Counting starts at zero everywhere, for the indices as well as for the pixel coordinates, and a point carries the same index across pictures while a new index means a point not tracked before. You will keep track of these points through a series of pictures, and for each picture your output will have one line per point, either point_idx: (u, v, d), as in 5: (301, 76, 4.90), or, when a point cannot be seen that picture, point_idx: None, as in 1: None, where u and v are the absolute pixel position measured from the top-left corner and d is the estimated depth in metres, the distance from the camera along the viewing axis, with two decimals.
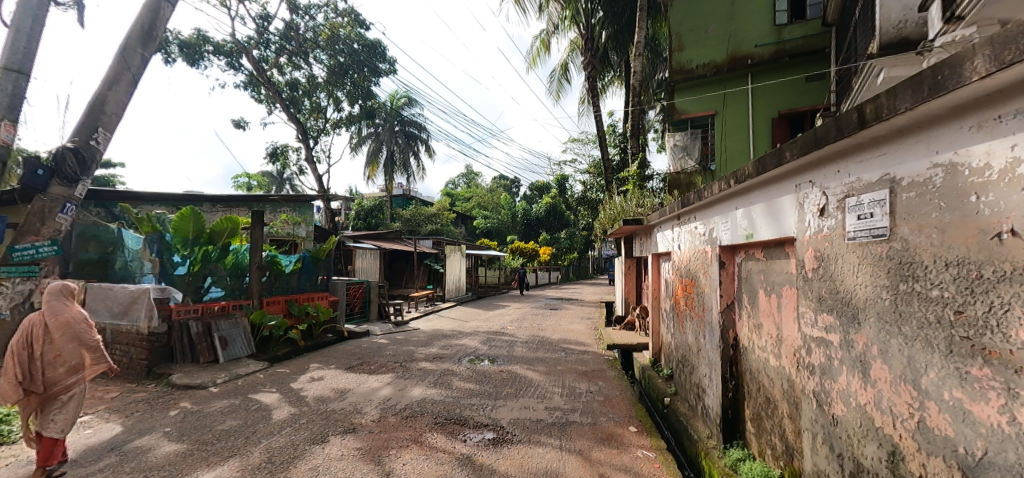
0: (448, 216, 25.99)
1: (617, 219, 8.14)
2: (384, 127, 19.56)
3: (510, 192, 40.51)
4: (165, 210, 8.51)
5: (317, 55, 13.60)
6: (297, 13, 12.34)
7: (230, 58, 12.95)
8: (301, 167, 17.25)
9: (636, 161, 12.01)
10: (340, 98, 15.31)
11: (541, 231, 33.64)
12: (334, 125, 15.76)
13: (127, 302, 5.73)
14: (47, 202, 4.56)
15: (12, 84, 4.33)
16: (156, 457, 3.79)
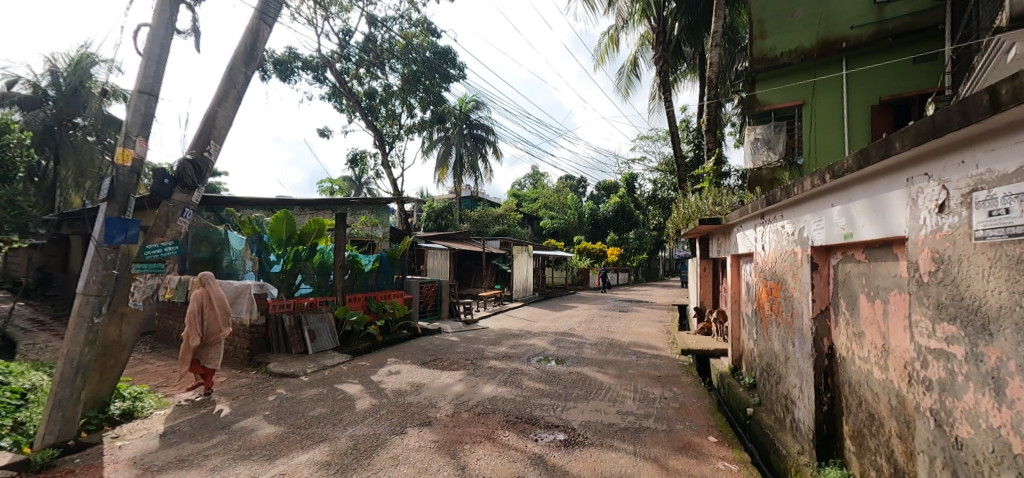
0: (516, 217, 26.28)
1: (692, 218, 7.74)
2: (454, 130, 20.13)
3: (575, 192, 40.24)
4: (262, 213, 9.36)
5: (393, 65, 14.37)
6: (376, 26, 13.05)
7: (316, 72, 13.97)
8: (378, 171, 18.28)
9: (712, 157, 11.35)
10: (413, 104, 15.95)
11: (609, 231, 33.05)
12: (408, 130, 16.49)
13: (232, 296, 6.23)
14: (170, 207, 4.39)
15: (145, 106, 4.12)
16: (258, 437, 4.20)
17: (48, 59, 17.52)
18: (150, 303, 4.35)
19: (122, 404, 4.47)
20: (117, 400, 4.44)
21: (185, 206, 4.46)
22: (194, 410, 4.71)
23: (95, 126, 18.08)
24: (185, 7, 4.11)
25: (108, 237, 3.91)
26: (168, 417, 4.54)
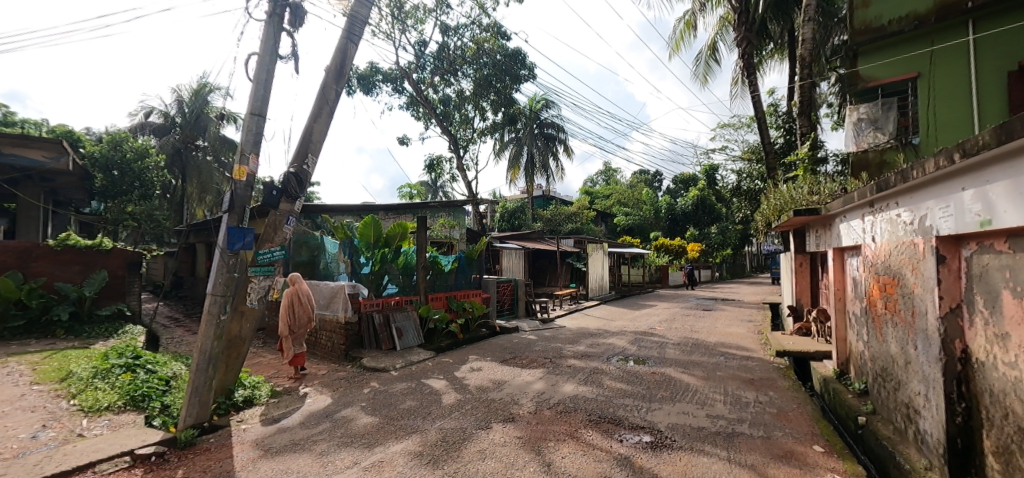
0: (589, 214, 25.96)
1: (784, 210, 7.18)
2: (525, 131, 20.22)
3: (650, 187, 39.03)
4: (352, 219, 10.07)
5: (465, 71, 14.93)
6: (449, 35, 13.59)
7: (395, 83, 14.78)
8: (453, 175, 18.94)
9: (806, 143, 10.41)
10: (485, 108, 16.29)
11: (688, 226, 31.79)
12: (480, 134, 16.92)
13: (330, 295, 6.98)
14: (277, 215, 4.84)
15: (256, 126, 4.55)
16: (357, 426, 4.53)
17: (178, 91, 20.36)
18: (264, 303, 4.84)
19: (245, 391, 5.06)
20: (240, 388, 5.04)
21: (288, 215, 4.91)
22: (301, 399, 5.20)
23: (215, 146, 20.62)
24: (286, 33, 4.51)
25: (230, 244, 4.34)
26: (282, 404, 5.05)
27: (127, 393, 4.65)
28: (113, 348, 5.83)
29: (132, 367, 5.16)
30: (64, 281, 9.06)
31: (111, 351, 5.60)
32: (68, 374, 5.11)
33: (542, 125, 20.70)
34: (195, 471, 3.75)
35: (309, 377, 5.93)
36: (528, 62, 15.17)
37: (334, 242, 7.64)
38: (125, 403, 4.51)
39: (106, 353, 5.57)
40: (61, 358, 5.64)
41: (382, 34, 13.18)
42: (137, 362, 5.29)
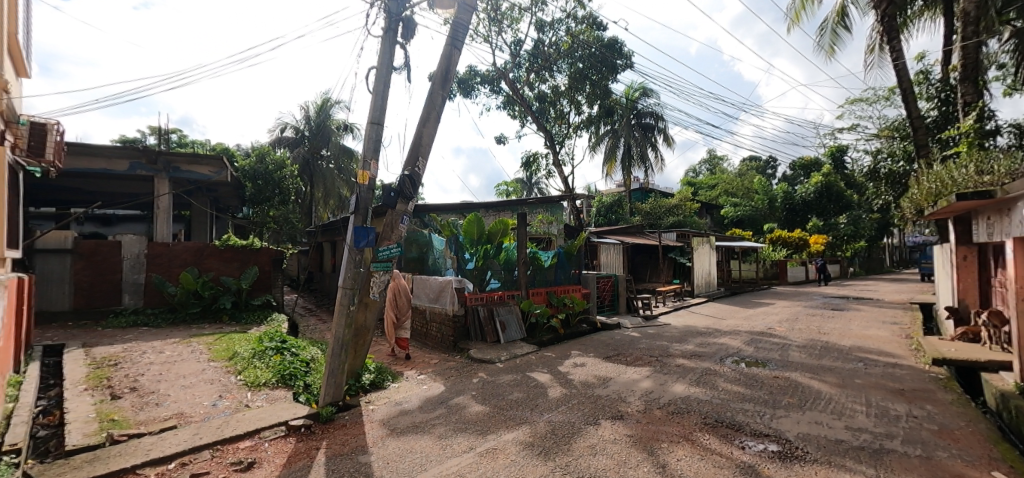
0: (693, 207, 24.60)
1: (944, 195, 6.18)
2: (622, 123, 19.58)
3: (760, 174, 35.87)
4: (456, 217, 10.72)
5: (560, 67, 15.09)
6: (545, 31, 13.79)
7: (492, 84, 15.25)
8: (549, 171, 19.04)
9: (972, 114, 8.83)
10: (581, 102, 16.17)
11: (810, 217, 29.15)
12: (576, 128, 16.85)
13: (439, 289, 7.44)
14: (394, 215, 5.20)
15: (375, 133, 4.93)
16: (471, 414, 4.79)
17: (305, 108, 22.88)
18: (384, 295, 5.25)
19: (371, 376, 5.61)
20: (367, 372, 5.61)
21: (403, 214, 5.25)
22: (419, 385, 5.62)
23: (336, 155, 22.92)
24: (400, 46, 4.84)
25: (356, 242, 4.75)
26: (402, 389, 5.50)
27: (278, 372, 5.40)
28: (265, 332, 6.84)
29: (281, 350, 6.02)
30: (227, 275, 10.73)
31: (264, 335, 6.57)
32: (233, 353, 6.09)
33: (639, 115, 20.07)
34: (336, 444, 4.25)
35: (423, 365, 6.40)
36: (624, 50, 14.81)
37: (440, 238, 8.06)
38: (278, 380, 5.24)
39: (261, 337, 6.54)
40: (227, 340, 6.75)
41: (480, 38, 13.74)
42: (284, 345, 6.15)
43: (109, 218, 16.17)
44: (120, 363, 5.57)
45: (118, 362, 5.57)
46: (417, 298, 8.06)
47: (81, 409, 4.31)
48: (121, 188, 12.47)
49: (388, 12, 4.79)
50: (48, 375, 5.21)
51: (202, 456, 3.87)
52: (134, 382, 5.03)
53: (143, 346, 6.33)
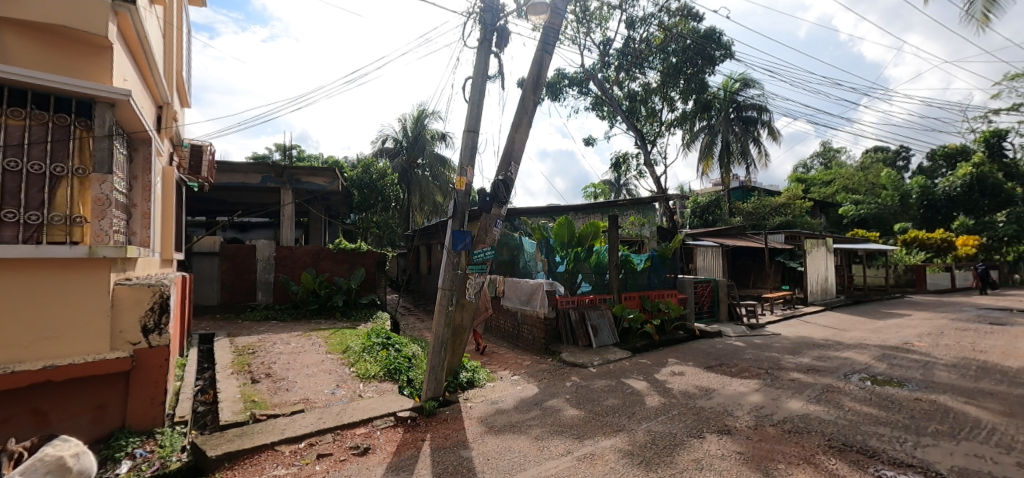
0: (803, 205, 22.48)
1: None
2: (718, 118, 18.58)
3: (886, 167, 31.70)
4: (545, 220, 11.01)
5: (652, 63, 14.70)
6: (635, 27, 13.56)
7: (581, 86, 15.21)
8: (640, 171, 18.56)
9: None
10: (674, 98, 15.63)
11: (956, 214, 25.49)
12: (669, 126, 16.31)
13: (530, 292, 7.69)
14: (487, 219, 5.34)
15: (471, 141, 5.12)
16: (566, 417, 4.82)
17: (403, 119, 24.54)
18: (479, 296, 5.41)
19: (468, 374, 5.86)
20: (463, 370, 5.87)
21: (496, 219, 5.36)
22: (513, 386, 5.77)
23: (431, 164, 24.33)
24: (494, 55, 5.01)
25: (455, 245, 4.99)
26: (498, 388, 5.70)
27: (385, 366, 5.85)
28: (371, 329, 7.44)
29: (387, 345, 6.55)
30: (339, 275, 11.85)
31: (371, 332, 7.17)
32: (346, 347, 6.71)
33: (740, 109, 19.06)
34: (439, 437, 4.50)
35: (517, 366, 6.56)
36: (723, 40, 14.11)
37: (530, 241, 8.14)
38: (385, 373, 5.67)
39: (368, 333, 7.14)
40: (341, 335, 7.47)
41: (568, 41, 13.83)
42: (390, 341, 6.68)
43: (245, 225, 18.59)
44: (257, 351, 6.41)
45: (255, 350, 6.41)
46: (510, 301, 8.38)
47: (230, 389, 5.02)
48: (255, 200, 14.35)
49: (483, 23, 4.97)
50: (204, 359, 6.18)
51: (326, 438, 4.36)
52: (268, 369, 5.75)
53: (274, 337, 7.22)
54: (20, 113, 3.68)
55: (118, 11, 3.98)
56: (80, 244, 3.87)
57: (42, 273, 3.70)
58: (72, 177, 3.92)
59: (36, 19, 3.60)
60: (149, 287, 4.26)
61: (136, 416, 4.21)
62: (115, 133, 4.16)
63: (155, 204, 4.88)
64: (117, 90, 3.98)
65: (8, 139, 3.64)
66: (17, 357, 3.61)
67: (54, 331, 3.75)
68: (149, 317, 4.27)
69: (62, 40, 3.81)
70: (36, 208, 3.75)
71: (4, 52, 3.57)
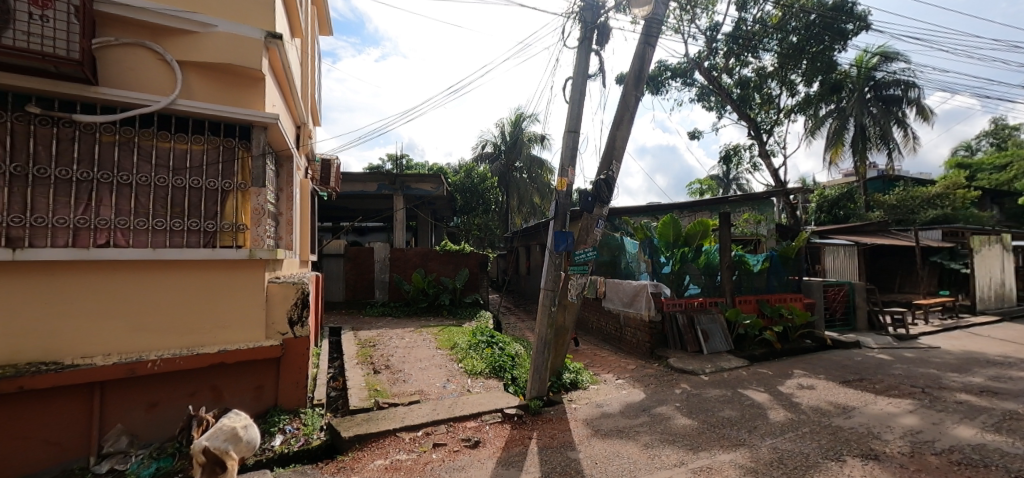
0: (964, 195, 19.02)
1: None
2: (851, 98, 16.47)
3: None
4: (648, 219, 11.02)
5: (767, 45, 13.56)
6: (748, 9, 12.68)
7: (685, 77, 14.45)
8: (755, 164, 17.15)
9: None
10: (795, 82, 14.52)
11: None
12: (789, 113, 15.01)
13: (633, 293, 7.88)
14: (589, 220, 5.32)
15: (572, 141, 5.14)
16: (678, 426, 4.62)
17: (501, 124, 25.25)
18: (582, 296, 5.39)
19: (571, 375, 5.88)
20: (566, 371, 5.91)
21: (598, 218, 5.31)
22: (618, 390, 5.72)
23: (529, 166, 24.64)
24: (595, 53, 4.98)
25: (556, 245, 5.05)
26: (602, 391, 5.69)
27: (490, 364, 6.10)
28: (476, 327, 7.84)
29: (491, 343, 6.84)
30: (446, 275, 12.64)
31: (476, 331, 7.54)
32: (453, 344, 7.11)
33: (879, 87, 16.72)
34: (546, 436, 4.56)
35: (621, 371, 6.47)
36: (856, 11, 12.48)
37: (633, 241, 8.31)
38: (490, 371, 5.91)
39: (473, 331, 7.52)
40: (447, 332, 7.95)
41: (672, 30, 13.31)
42: (494, 340, 6.96)
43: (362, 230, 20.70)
44: (376, 344, 7.06)
45: (375, 344, 7.05)
46: (612, 302, 8.62)
47: (357, 378, 5.60)
48: (372, 206, 15.90)
49: (583, 22, 4.94)
50: (335, 349, 6.99)
51: (441, 429, 4.63)
52: (387, 361, 6.30)
53: (391, 332, 7.91)
54: (201, 139, 4.46)
55: (269, 47, 4.65)
56: (243, 247, 4.57)
57: (217, 272, 4.42)
58: (236, 191, 4.62)
59: (210, 60, 4.31)
60: (293, 284, 4.87)
61: (285, 397, 4.79)
62: (266, 151, 4.82)
63: (295, 212, 5.59)
64: (267, 115, 4.63)
65: (192, 162, 4.42)
66: (201, 341, 4.37)
67: (226, 321, 4.48)
68: (294, 310, 4.86)
69: (226, 75, 4.50)
70: (212, 218, 4.51)
71: (189, 89, 4.33)
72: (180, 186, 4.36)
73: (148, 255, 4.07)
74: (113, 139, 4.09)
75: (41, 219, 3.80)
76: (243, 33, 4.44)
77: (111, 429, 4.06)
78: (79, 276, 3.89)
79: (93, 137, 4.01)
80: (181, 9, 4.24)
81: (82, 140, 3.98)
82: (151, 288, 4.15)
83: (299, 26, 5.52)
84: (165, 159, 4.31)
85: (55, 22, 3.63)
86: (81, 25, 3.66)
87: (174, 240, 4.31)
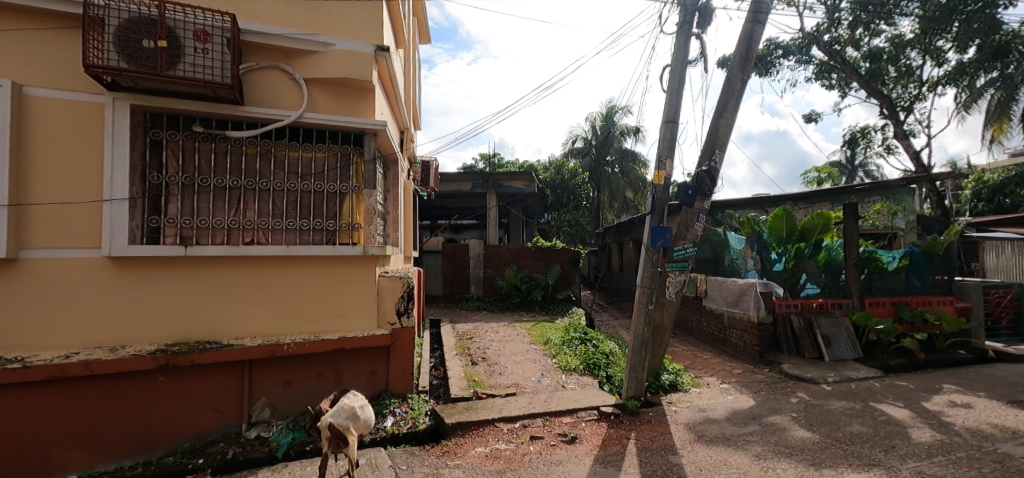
0: None
1: None
2: None
3: None
4: (756, 212, 10.58)
5: (906, 8, 11.81)
6: None
7: (800, 54, 13.11)
8: (888, 147, 14.99)
9: None
10: (943, 47, 12.65)
11: None
12: (934, 85, 12.92)
13: (738, 293, 7.66)
14: (688, 214, 5.08)
15: (670, 132, 4.93)
16: (795, 438, 4.22)
17: (592, 119, 25.05)
18: (681, 295, 5.14)
19: (670, 377, 5.67)
20: (665, 372, 5.71)
21: (698, 212, 5.05)
22: (723, 395, 5.41)
23: (620, 160, 24.38)
24: (696, 37, 4.74)
25: (654, 241, 4.85)
26: (705, 395, 5.41)
27: (584, 361, 6.08)
28: (568, 324, 7.90)
29: (584, 340, 6.83)
30: (538, 272, 12.87)
31: (568, 327, 7.60)
32: (546, 339, 7.23)
33: None
34: (644, 437, 4.42)
35: (727, 375, 6.12)
36: None
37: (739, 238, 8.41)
38: (584, 368, 5.89)
39: (566, 328, 7.58)
40: (541, 327, 8.10)
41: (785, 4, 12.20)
42: (587, 337, 6.94)
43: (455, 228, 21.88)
44: (473, 337, 7.41)
45: (472, 336, 7.41)
46: (715, 302, 8.46)
47: (456, 369, 5.91)
48: (467, 205, 16.68)
49: (682, 5, 4.68)
50: (436, 340, 7.46)
51: (537, 422, 4.70)
52: (484, 353, 6.57)
53: (486, 326, 8.25)
54: (323, 147, 4.95)
55: (378, 59, 5.03)
56: (358, 244, 5.01)
57: (337, 266, 4.91)
58: (352, 194, 5.07)
59: (328, 76, 4.78)
60: (400, 278, 5.24)
61: (395, 382, 5.14)
62: (376, 156, 5.21)
63: (400, 211, 6.00)
64: (376, 122, 5.01)
65: (316, 168, 4.92)
66: (325, 328, 4.87)
67: (345, 310, 4.95)
68: (401, 302, 5.22)
69: (341, 88, 4.93)
70: (333, 218, 4.99)
71: (313, 103, 4.82)
72: (307, 189, 4.88)
73: (282, 251, 4.64)
74: (255, 151, 4.70)
75: (205, 221, 4.51)
76: (356, 49, 4.86)
77: (257, 402, 4.65)
78: (232, 270, 4.54)
79: (240, 150, 4.65)
80: (306, 31, 4.74)
81: (232, 153, 4.64)
82: (284, 280, 4.72)
83: (402, 37, 5.91)
84: (294, 167, 4.86)
85: (213, 53, 4.28)
86: (230, 54, 4.28)
87: (303, 238, 4.85)
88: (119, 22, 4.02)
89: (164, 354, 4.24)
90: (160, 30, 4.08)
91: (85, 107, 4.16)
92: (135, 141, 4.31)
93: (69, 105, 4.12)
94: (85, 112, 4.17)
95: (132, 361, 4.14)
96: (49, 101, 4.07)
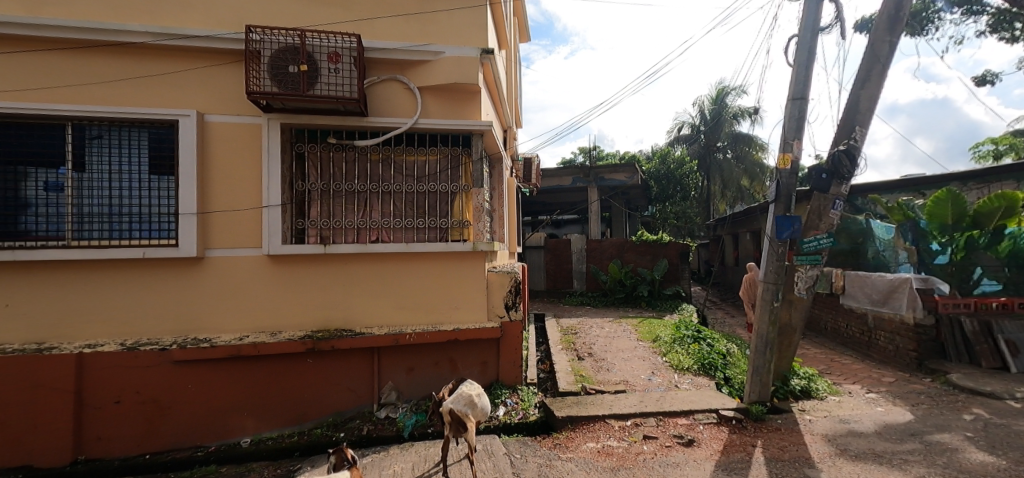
0: None
1: None
2: None
3: None
4: (908, 196, 9.63)
5: None
6: None
7: (969, 4, 10.92)
8: None
9: None
10: None
11: None
12: None
13: (886, 290, 6.77)
14: (821, 201, 4.55)
15: (797, 110, 4.44)
16: (973, 462, 3.56)
17: (699, 103, 23.92)
18: (812, 292, 4.60)
19: (801, 382, 5.15)
20: (795, 377, 5.19)
21: (835, 198, 4.49)
22: (871, 406, 4.77)
23: (733, 144, 23.26)
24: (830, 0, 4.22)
25: (779, 232, 4.41)
26: (846, 405, 4.82)
27: (698, 360, 5.77)
28: (678, 322, 7.57)
29: (698, 339, 6.48)
30: (643, 266, 12.49)
31: (679, 324, 7.28)
32: (655, 336, 7.02)
33: None
34: (773, 446, 4.06)
35: (876, 385, 5.37)
36: None
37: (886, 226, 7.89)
38: (699, 368, 5.60)
39: (676, 326, 7.26)
40: (648, 324, 7.89)
41: None
42: (701, 335, 6.57)
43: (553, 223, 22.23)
44: (578, 332, 7.45)
45: (577, 332, 7.46)
46: (855, 299, 7.57)
47: (563, 363, 5.98)
48: (567, 200, 16.76)
49: None
50: (541, 334, 7.63)
51: (650, 422, 4.55)
52: (590, 349, 6.56)
53: (590, 322, 8.23)
54: (435, 150, 5.28)
55: (484, 62, 5.24)
56: (468, 241, 5.26)
57: (450, 262, 5.22)
58: (462, 193, 5.34)
59: (439, 83, 5.08)
60: (507, 273, 5.42)
61: (506, 374, 5.33)
62: (482, 156, 5.43)
63: (504, 208, 6.21)
64: (481, 123, 5.20)
65: (429, 170, 5.27)
66: (441, 320, 5.21)
67: (457, 303, 5.24)
68: (509, 296, 5.40)
69: (450, 93, 5.22)
70: (445, 216, 5.31)
71: (426, 110, 5.17)
72: (423, 190, 5.25)
73: (402, 248, 5.03)
74: (378, 157, 5.17)
75: (340, 222, 5.06)
76: (464, 54, 5.10)
77: (385, 385, 5.12)
78: (362, 265, 5.05)
79: (366, 157, 5.13)
80: (417, 43, 5.08)
81: (359, 160, 5.14)
82: (405, 275, 5.13)
83: (504, 38, 6.09)
84: (412, 170, 5.25)
85: (343, 72, 4.79)
86: (357, 71, 4.73)
87: (419, 236, 5.23)
88: (271, 53, 4.64)
89: (311, 339, 4.86)
90: (302, 56, 4.63)
91: (247, 128, 4.89)
92: (285, 155, 4.96)
93: (237, 127, 4.87)
94: (249, 132, 4.90)
95: (287, 344, 4.79)
96: (221, 125, 4.85)
